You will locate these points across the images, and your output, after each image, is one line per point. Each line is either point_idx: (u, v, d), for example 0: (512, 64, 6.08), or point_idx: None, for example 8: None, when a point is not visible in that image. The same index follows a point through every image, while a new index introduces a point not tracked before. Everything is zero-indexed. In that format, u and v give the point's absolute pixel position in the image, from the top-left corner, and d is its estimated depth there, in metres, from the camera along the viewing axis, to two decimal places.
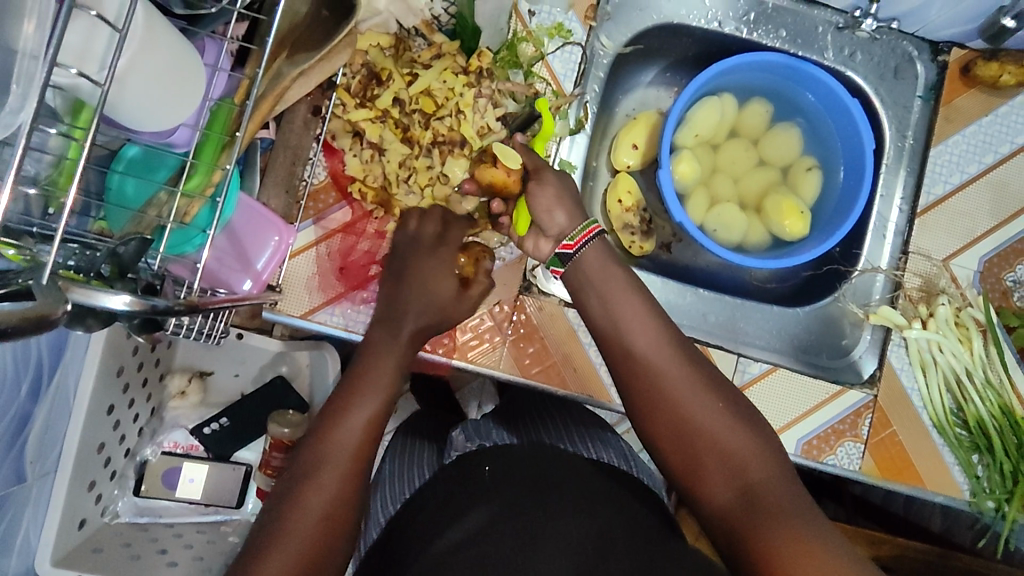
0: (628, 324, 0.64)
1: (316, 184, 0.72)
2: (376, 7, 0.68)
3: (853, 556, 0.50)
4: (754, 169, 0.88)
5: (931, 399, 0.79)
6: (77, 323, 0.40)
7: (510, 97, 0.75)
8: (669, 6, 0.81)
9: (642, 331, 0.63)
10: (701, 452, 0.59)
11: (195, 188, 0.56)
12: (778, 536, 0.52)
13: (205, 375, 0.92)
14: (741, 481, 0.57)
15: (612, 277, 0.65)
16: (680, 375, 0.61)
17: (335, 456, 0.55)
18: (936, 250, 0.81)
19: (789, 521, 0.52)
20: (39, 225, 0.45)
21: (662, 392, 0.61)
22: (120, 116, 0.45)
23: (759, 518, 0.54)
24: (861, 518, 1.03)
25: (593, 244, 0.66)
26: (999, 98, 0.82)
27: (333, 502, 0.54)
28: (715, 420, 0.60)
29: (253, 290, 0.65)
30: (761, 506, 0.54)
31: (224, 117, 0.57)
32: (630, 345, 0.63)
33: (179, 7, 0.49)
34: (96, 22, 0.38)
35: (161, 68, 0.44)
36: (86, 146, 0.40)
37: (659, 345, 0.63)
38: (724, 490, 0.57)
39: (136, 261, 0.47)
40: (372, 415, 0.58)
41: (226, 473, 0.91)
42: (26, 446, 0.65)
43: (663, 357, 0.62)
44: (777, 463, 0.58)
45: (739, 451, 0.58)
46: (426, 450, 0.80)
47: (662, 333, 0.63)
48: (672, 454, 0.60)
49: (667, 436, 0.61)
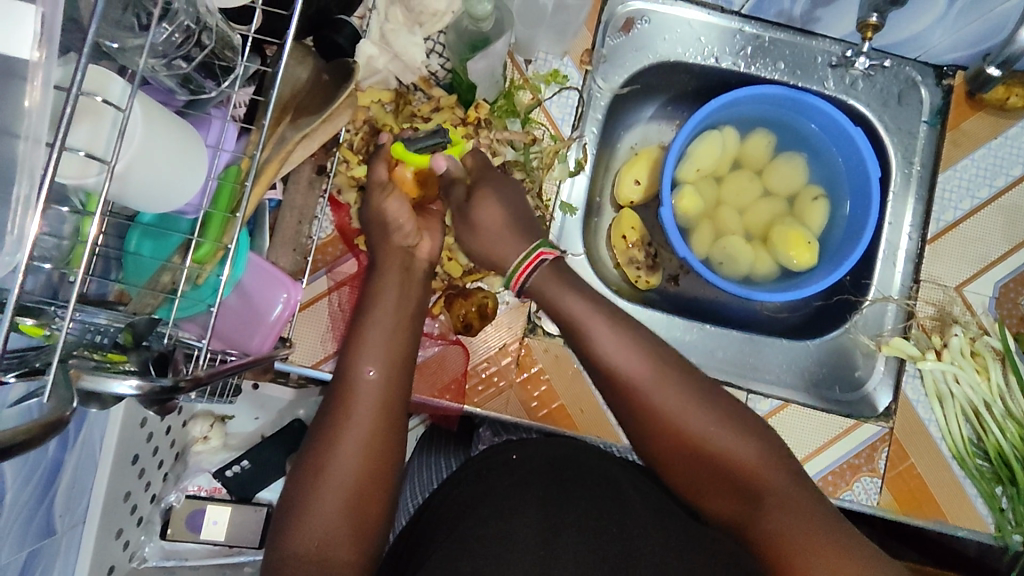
0: (615, 348, 0.63)
1: (323, 238, 0.75)
2: (375, 67, 0.72)
3: (859, 545, 0.55)
4: (760, 199, 0.87)
5: (949, 430, 0.77)
6: (94, 399, 0.42)
7: (509, 146, 0.77)
8: (665, 46, 0.82)
9: (635, 351, 0.63)
10: (711, 461, 0.60)
11: (205, 257, 0.56)
12: (797, 533, 0.55)
13: (225, 420, 0.95)
14: (752, 485, 0.59)
15: (579, 294, 0.66)
16: (680, 388, 0.62)
17: (348, 447, 0.58)
18: (948, 277, 0.80)
19: (808, 519, 0.56)
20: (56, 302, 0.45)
21: (659, 409, 0.61)
22: (158, 204, 0.46)
23: (773, 516, 0.57)
24: (909, 549, 0.97)
25: (542, 269, 0.67)
26: (1007, 119, 0.81)
27: (357, 486, 0.57)
28: (722, 430, 0.61)
29: (263, 346, 0.66)
30: (773, 505, 0.57)
31: (228, 197, 0.57)
32: (614, 365, 0.63)
33: (182, 93, 0.50)
34: (87, 161, 0.38)
35: (162, 164, 0.44)
36: (91, 240, 0.40)
37: (653, 361, 0.63)
38: (734, 494, 0.60)
39: (150, 329, 0.49)
40: (381, 404, 0.61)
41: (248, 515, 0.93)
42: (55, 501, 0.66)
43: (658, 374, 0.62)
44: (785, 467, 0.60)
45: (750, 456, 0.60)
46: (452, 448, 0.83)
47: (653, 351, 0.64)
48: (681, 469, 0.62)
49: (669, 453, 0.61)
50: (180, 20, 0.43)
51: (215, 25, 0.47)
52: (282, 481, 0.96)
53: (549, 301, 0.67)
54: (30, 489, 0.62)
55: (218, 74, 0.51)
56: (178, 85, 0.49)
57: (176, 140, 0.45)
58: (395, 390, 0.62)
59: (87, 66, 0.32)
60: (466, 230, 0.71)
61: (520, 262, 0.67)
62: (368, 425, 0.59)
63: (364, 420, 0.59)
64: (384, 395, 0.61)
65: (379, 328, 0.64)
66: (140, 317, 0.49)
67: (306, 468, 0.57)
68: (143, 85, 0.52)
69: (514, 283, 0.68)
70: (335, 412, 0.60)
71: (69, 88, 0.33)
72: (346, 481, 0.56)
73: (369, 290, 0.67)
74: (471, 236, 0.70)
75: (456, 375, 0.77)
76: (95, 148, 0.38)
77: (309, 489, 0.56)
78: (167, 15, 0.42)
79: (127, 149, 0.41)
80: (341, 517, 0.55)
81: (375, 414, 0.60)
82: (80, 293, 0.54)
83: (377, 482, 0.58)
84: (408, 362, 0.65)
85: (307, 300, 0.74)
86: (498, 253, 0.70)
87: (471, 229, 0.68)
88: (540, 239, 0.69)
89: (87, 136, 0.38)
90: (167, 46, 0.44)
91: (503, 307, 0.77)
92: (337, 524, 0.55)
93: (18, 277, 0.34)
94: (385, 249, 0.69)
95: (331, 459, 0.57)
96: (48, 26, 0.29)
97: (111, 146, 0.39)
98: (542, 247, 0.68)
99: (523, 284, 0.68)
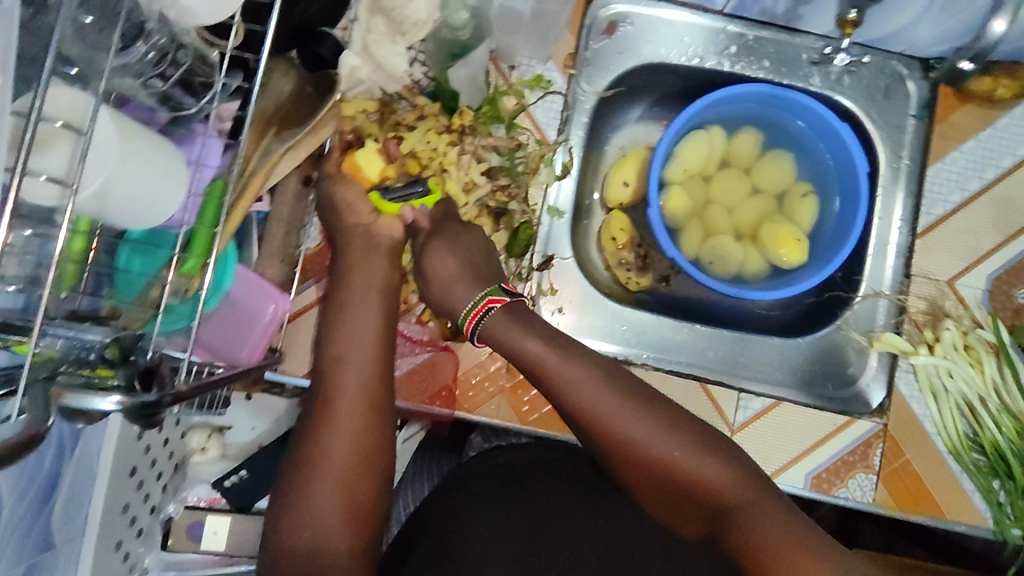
0: (570, 377, 0.63)
1: (312, 248, 0.76)
2: (358, 77, 0.72)
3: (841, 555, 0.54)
4: (749, 198, 0.87)
5: (944, 426, 0.77)
6: (76, 417, 0.43)
7: (494, 152, 0.76)
8: (649, 47, 0.82)
9: (594, 375, 0.64)
10: (679, 480, 0.60)
11: (190, 272, 0.57)
12: (775, 541, 0.54)
13: (223, 431, 0.96)
14: (722, 501, 0.59)
15: (527, 318, 0.67)
16: (639, 409, 0.62)
17: (333, 454, 0.59)
18: (939, 271, 0.79)
19: (779, 528, 0.55)
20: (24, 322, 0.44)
21: (622, 432, 0.61)
22: (131, 221, 0.46)
23: (747, 529, 0.56)
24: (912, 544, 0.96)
25: (492, 313, 0.67)
26: (996, 110, 0.81)
27: (343, 490, 0.59)
28: (687, 448, 0.61)
29: (252, 358, 0.66)
30: (745, 517, 0.57)
31: (212, 212, 0.56)
32: (566, 387, 0.63)
33: (161, 109, 0.51)
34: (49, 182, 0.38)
35: (137, 183, 0.44)
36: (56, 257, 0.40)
37: (608, 386, 0.63)
38: (703, 506, 0.60)
39: (137, 343, 0.49)
40: (359, 406, 0.62)
41: (248, 524, 0.94)
42: (53, 515, 0.68)
43: (614, 398, 0.63)
44: (753, 482, 0.60)
45: (716, 472, 0.59)
46: (443, 454, 0.86)
47: (607, 374, 0.64)
48: (651, 490, 0.61)
49: (634, 471, 0.61)
50: (154, 39, 0.45)
51: (192, 44, 0.48)
52: None
53: (497, 336, 0.67)
54: None
55: (197, 91, 0.53)
56: (158, 103, 0.51)
57: (151, 157, 0.45)
58: (374, 394, 0.63)
59: (46, 91, 0.33)
60: (425, 264, 0.70)
61: (466, 313, 0.68)
62: (351, 431, 0.60)
63: (344, 430, 0.60)
64: (361, 400, 0.62)
65: (350, 339, 0.65)
66: (126, 333, 0.49)
67: (294, 476, 0.59)
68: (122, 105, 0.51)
69: (468, 328, 0.68)
70: (314, 421, 0.61)
71: (30, 115, 0.34)
72: (336, 487, 0.59)
73: (339, 284, 0.68)
74: (433, 276, 0.70)
75: (446, 382, 0.77)
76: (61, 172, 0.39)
77: (301, 497, 0.58)
78: (142, 34, 0.44)
79: (99, 166, 0.41)
80: (337, 519, 0.58)
81: (357, 420, 0.61)
82: (70, 310, 0.52)
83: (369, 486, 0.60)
84: (385, 369, 0.65)
85: (296, 311, 0.75)
86: (484, 276, 0.71)
87: (435, 260, 0.69)
88: (491, 286, 0.69)
89: (56, 162, 0.38)
90: (143, 64, 0.46)
91: None
92: (332, 526, 0.58)
93: None
94: (346, 250, 0.68)
95: (318, 467, 0.59)
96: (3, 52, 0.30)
97: (75, 169, 0.38)
98: (490, 295, 0.68)
99: (476, 329, 0.68)
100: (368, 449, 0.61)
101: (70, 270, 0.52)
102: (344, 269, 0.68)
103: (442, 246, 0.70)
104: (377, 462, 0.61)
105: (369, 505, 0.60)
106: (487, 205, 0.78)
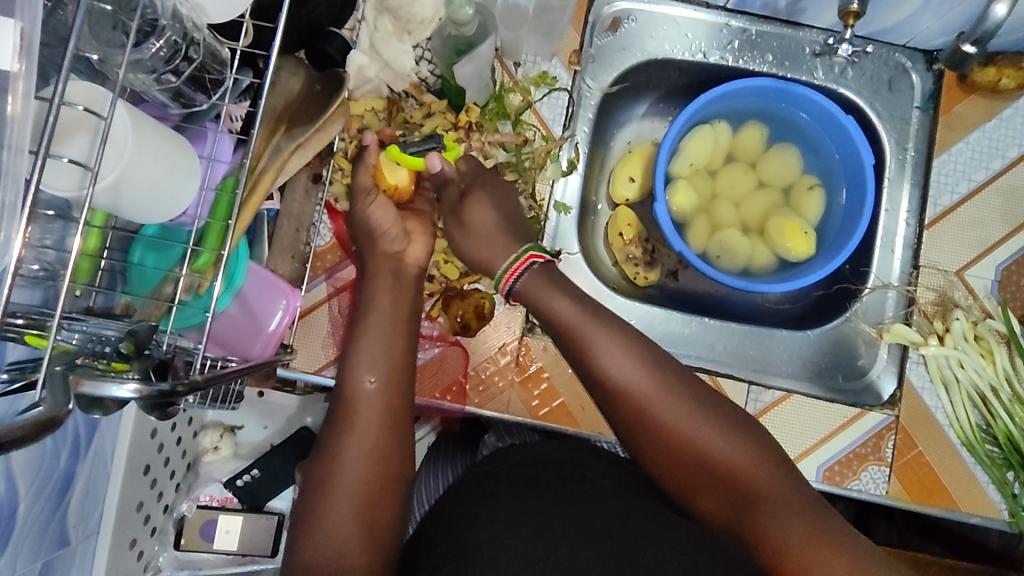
0: (609, 356, 0.64)
1: (322, 245, 0.77)
2: (365, 76, 0.73)
3: (865, 550, 0.54)
4: (755, 191, 0.87)
5: (957, 416, 0.76)
6: (95, 407, 0.43)
7: (500, 148, 0.77)
8: (653, 43, 0.83)
9: (633, 359, 0.63)
10: (706, 463, 0.60)
11: (203, 265, 0.57)
12: (796, 535, 0.55)
13: (235, 430, 0.96)
14: (751, 489, 0.59)
15: (560, 289, 0.68)
16: (670, 394, 0.63)
17: (356, 451, 0.60)
18: (947, 261, 0.79)
19: (805, 516, 0.56)
20: (41, 312, 0.46)
21: (659, 419, 0.62)
22: (141, 212, 0.46)
23: (781, 521, 0.56)
24: (929, 541, 0.95)
25: (530, 271, 0.69)
26: (1001, 101, 0.81)
27: (362, 487, 0.58)
28: (715, 433, 0.61)
29: (264, 353, 0.67)
30: (776, 508, 0.57)
31: (225, 207, 0.56)
32: (604, 367, 0.64)
33: (174, 107, 0.52)
34: (68, 170, 0.39)
35: (155, 177, 0.45)
36: (74, 248, 0.40)
37: (643, 369, 0.63)
38: (729, 495, 0.59)
39: (152, 336, 0.49)
40: (381, 408, 0.63)
41: (260, 523, 0.95)
42: (68, 513, 0.67)
43: (652, 383, 0.63)
44: (782, 471, 0.60)
45: (744, 458, 0.60)
46: (456, 454, 0.84)
47: (643, 356, 0.64)
48: (678, 476, 0.62)
49: (661, 457, 0.62)
50: (167, 35, 0.45)
51: (202, 40, 0.48)
52: (292, 490, 0.96)
53: (536, 302, 0.69)
54: (43, 501, 0.63)
55: (209, 87, 0.53)
56: (170, 100, 0.51)
57: (169, 150, 0.46)
58: (392, 396, 0.64)
59: (68, 79, 0.34)
60: (457, 231, 0.73)
61: (505, 271, 0.70)
62: (371, 430, 0.62)
63: (370, 428, 0.62)
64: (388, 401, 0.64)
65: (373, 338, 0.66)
66: (140, 325, 0.49)
67: (319, 470, 0.59)
68: (137, 103, 0.53)
69: (505, 286, 0.70)
70: (340, 422, 0.62)
71: (51, 103, 0.35)
72: (354, 485, 0.58)
73: (366, 291, 0.70)
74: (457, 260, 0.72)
75: (456, 377, 0.78)
76: (82, 158, 0.40)
77: (323, 496, 0.58)
78: (154, 31, 0.44)
79: (115, 154, 0.42)
80: (354, 518, 0.57)
81: (378, 422, 0.62)
82: (86, 307, 0.55)
83: (389, 480, 0.59)
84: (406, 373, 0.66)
85: (306, 309, 0.76)
86: (506, 255, 0.71)
87: (473, 213, 0.72)
88: (530, 243, 0.71)
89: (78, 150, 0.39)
90: (155, 61, 0.46)
91: (501, 307, 0.78)
92: (350, 516, 0.56)
93: (6, 288, 0.35)
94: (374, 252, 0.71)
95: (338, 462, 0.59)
96: (26, 38, 0.31)
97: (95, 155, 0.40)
98: (531, 251, 0.70)
99: (513, 287, 0.70)
100: (389, 448, 0.61)
101: (84, 266, 0.54)
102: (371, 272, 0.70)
103: (484, 197, 0.72)
104: (395, 463, 0.61)
105: (388, 501, 0.59)
106: None
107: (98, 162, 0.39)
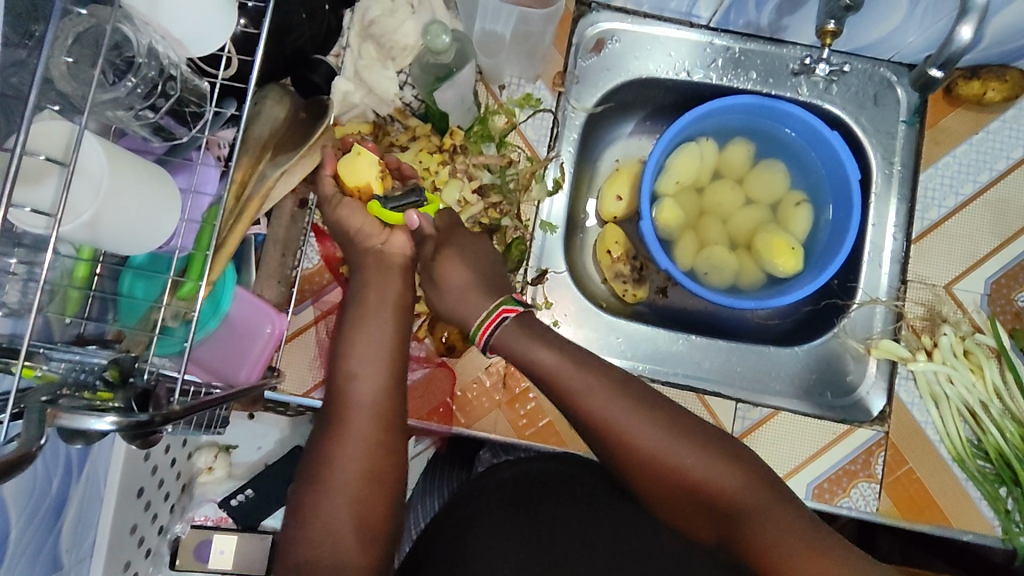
0: (602, 394, 0.63)
1: (311, 268, 0.78)
2: (351, 101, 0.75)
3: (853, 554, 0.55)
4: (742, 208, 0.87)
5: (947, 433, 0.76)
6: (78, 436, 0.44)
7: (485, 169, 0.78)
8: (636, 64, 0.84)
9: (609, 391, 0.63)
10: (698, 490, 0.60)
11: (187, 294, 0.58)
12: (794, 549, 0.55)
13: (230, 450, 0.97)
14: (740, 504, 0.58)
15: (539, 330, 0.66)
16: (663, 426, 0.62)
17: (348, 462, 0.60)
18: (936, 276, 0.79)
19: (800, 533, 0.56)
20: (46, 347, 0.51)
21: (644, 448, 0.61)
22: (119, 242, 0.47)
23: (766, 530, 0.56)
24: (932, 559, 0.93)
25: (505, 326, 0.66)
26: (987, 114, 0.81)
27: (360, 497, 0.60)
28: (694, 454, 0.60)
29: (251, 378, 0.68)
30: (764, 519, 0.57)
31: (207, 235, 0.57)
32: (585, 403, 0.63)
33: (156, 141, 0.53)
34: (34, 215, 0.40)
35: (134, 212, 0.46)
36: (42, 286, 0.41)
37: (634, 405, 0.63)
38: (717, 513, 0.59)
39: (136, 364, 0.49)
40: (372, 412, 0.63)
41: (254, 543, 0.95)
42: (61, 535, 0.68)
43: (632, 413, 0.62)
44: (771, 486, 0.59)
45: (733, 475, 0.60)
46: (453, 472, 0.83)
47: (631, 392, 0.64)
48: (662, 498, 0.61)
49: (647, 481, 0.61)
50: (143, 72, 0.45)
51: (179, 75, 0.49)
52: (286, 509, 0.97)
53: (516, 352, 0.66)
54: (35, 525, 0.64)
55: (188, 120, 0.54)
56: (151, 134, 0.52)
57: (146, 184, 0.47)
58: (383, 397, 0.65)
59: (29, 127, 0.36)
60: (431, 289, 0.70)
61: (480, 324, 0.67)
62: (367, 436, 0.62)
63: (362, 431, 0.62)
64: (376, 406, 0.64)
65: (364, 355, 0.66)
66: (127, 354, 0.50)
67: (310, 489, 0.60)
68: (119, 138, 0.54)
69: (482, 337, 0.67)
70: (333, 431, 0.62)
71: (13, 150, 0.36)
72: (351, 497, 0.59)
73: (353, 309, 0.69)
74: (438, 295, 0.70)
75: (444, 399, 0.78)
76: (48, 202, 0.41)
77: (317, 505, 0.59)
78: (131, 69, 0.45)
79: (91, 193, 0.43)
80: (352, 532, 0.58)
81: (370, 425, 0.63)
82: (77, 335, 0.55)
83: (382, 492, 0.61)
84: (399, 378, 0.67)
85: (295, 331, 0.77)
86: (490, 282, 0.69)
87: (448, 274, 0.69)
88: (504, 295, 0.67)
89: (46, 193, 0.41)
90: (133, 99, 0.46)
91: None
92: (346, 535, 0.58)
93: None
94: (360, 255, 0.69)
95: (335, 481, 0.60)
96: None
97: (59, 198, 0.41)
98: (504, 305, 0.66)
99: (488, 340, 0.67)
100: (382, 455, 0.62)
101: (74, 297, 0.55)
102: (360, 289, 0.69)
103: (453, 254, 0.69)
104: (390, 468, 0.62)
105: (385, 509, 0.61)
106: (480, 221, 0.79)
107: (58, 207, 0.40)
